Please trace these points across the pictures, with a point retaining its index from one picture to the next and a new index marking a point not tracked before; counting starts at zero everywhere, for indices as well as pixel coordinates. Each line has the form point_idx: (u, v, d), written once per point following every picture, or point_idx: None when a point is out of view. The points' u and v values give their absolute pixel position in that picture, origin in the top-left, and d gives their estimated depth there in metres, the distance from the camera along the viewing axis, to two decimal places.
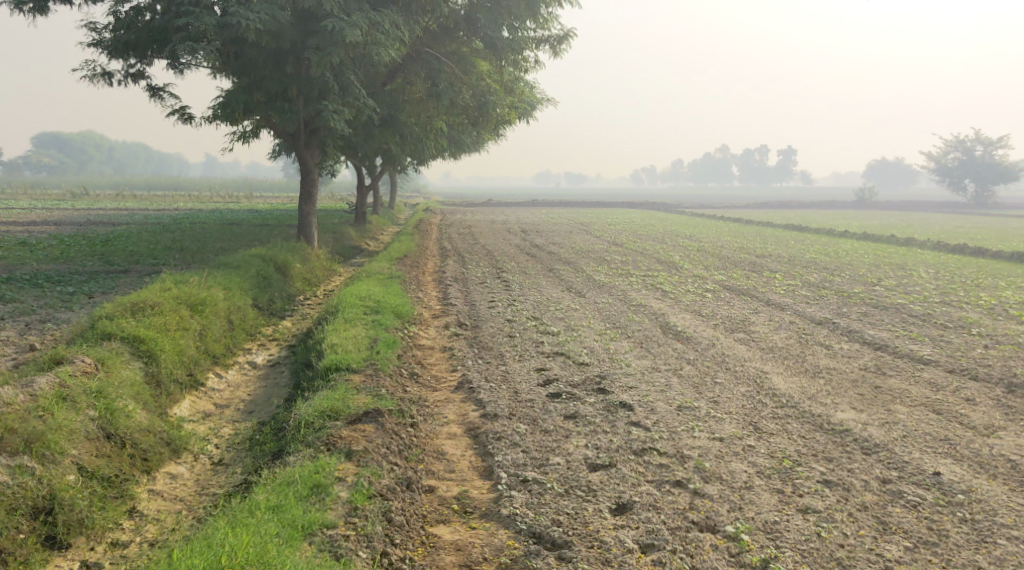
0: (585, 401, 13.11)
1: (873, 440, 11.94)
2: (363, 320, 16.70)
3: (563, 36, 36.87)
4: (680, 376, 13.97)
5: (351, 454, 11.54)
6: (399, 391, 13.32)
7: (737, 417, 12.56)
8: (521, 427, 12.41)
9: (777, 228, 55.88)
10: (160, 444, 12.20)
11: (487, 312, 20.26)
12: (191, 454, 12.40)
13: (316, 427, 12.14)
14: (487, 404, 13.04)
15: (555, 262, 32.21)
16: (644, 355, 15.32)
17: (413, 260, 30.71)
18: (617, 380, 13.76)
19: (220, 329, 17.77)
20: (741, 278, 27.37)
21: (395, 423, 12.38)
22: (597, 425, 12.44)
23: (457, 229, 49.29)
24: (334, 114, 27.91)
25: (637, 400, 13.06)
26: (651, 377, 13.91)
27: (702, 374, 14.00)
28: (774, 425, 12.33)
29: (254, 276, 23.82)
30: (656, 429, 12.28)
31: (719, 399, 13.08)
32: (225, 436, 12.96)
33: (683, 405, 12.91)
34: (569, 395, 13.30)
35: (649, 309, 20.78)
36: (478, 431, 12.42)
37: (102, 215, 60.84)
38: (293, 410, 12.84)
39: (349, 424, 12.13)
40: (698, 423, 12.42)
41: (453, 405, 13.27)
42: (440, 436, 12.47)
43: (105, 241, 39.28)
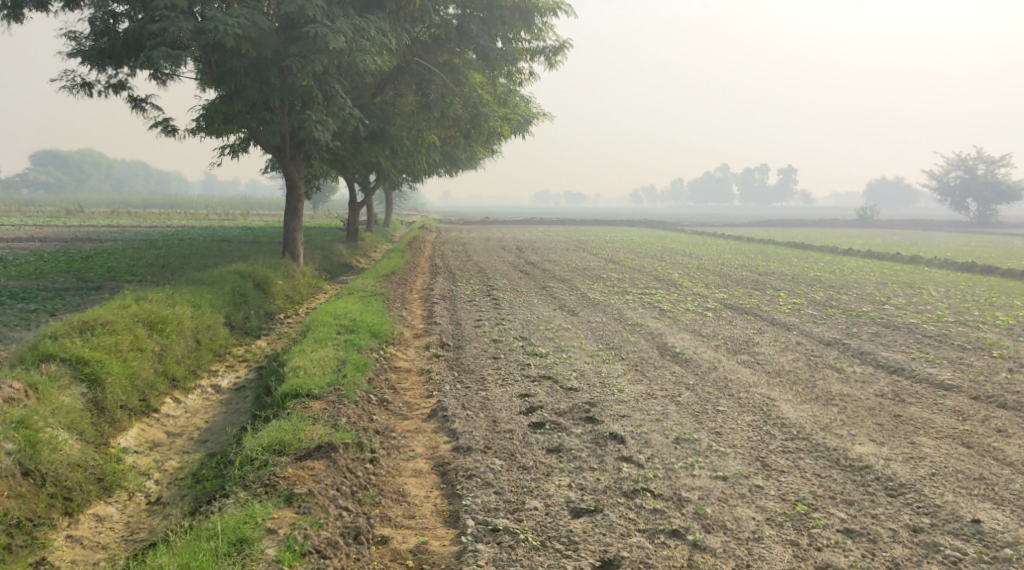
0: (571, 432, 11.81)
1: (898, 479, 10.64)
2: (334, 341, 15.41)
3: (559, 46, 35.87)
4: (679, 404, 12.64)
5: (292, 499, 10.36)
6: (362, 421, 12.05)
7: (742, 451, 11.26)
8: (496, 463, 11.09)
9: (778, 246, 54.71)
10: (90, 482, 10.96)
11: (473, 332, 18.98)
12: (125, 492, 11.18)
13: (257, 464, 11.03)
14: (460, 436, 11.75)
15: (549, 280, 30.98)
16: (639, 379, 14.04)
17: (402, 277, 29.46)
18: (608, 408, 12.43)
19: (184, 350, 16.50)
20: (743, 297, 26.16)
21: (351, 459, 11.14)
22: (583, 460, 11.13)
23: (450, 246, 48.06)
24: (317, 126, 26.72)
25: (629, 431, 11.75)
26: (646, 404, 12.58)
27: (702, 400, 12.72)
28: (784, 461, 11.02)
29: (229, 293, 22.57)
30: (650, 466, 10.97)
31: (722, 429, 11.77)
32: (168, 469, 11.77)
33: (681, 437, 11.60)
34: (553, 425, 12.01)
35: (646, 328, 19.51)
36: (447, 468, 11.13)
37: (92, 231, 59.71)
38: (243, 442, 11.59)
39: (296, 461, 11.02)
40: (698, 458, 11.12)
41: (422, 436, 11.99)
42: (404, 473, 11.18)
43: (85, 257, 38.11)
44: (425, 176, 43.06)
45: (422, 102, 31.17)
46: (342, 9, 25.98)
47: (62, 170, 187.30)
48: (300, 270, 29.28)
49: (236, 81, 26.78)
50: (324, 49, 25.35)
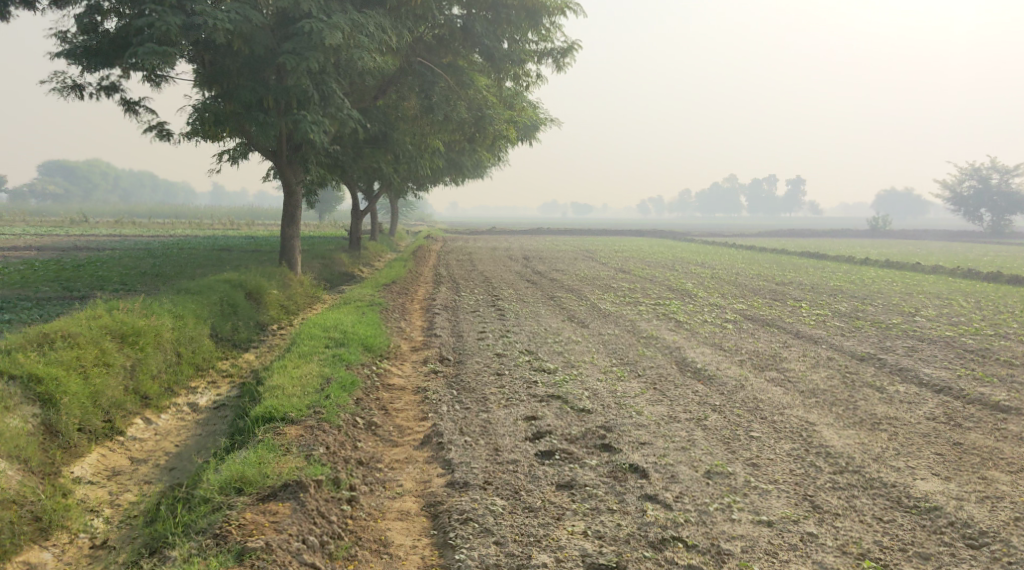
0: (585, 463, 10.38)
1: (977, 526, 9.33)
2: (321, 356, 13.99)
3: (568, 47, 34.58)
4: (706, 428, 11.20)
5: (243, 557, 8.94)
6: (341, 451, 10.70)
7: (787, 489, 9.86)
8: (497, 504, 9.70)
9: (792, 256, 53.21)
10: (25, 524, 9.60)
11: (474, 345, 17.54)
12: (66, 533, 9.84)
13: (215, 507, 9.67)
14: (457, 469, 10.35)
15: (557, 290, 29.57)
16: (659, 399, 12.58)
17: (403, 287, 28.06)
18: (626, 434, 10.98)
19: (160, 365, 15.12)
20: (763, 308, 24.71)
21: (325, 500, 9.80)
22: (601, 500, 9.72)
23: (455, 255, 46.67)
24: (314, 126, 25.35)
25: (652, 462, 10.33)
26: (669, 429, 11.13)
27: (732, 425, 11.27)
28: (838, 502, 9.64)
29: (217, 302, 21.20)
30: (680, 508, 9.57)
31: (761, 460, 10.35)
32: (120, 506, 10.42)
33: (712, 471, 10.19)
34: (565, 454, 10.59)
35: (662, 342, 18.06)
36: (438, 510, 9.78)
37: (93, 241, 58.57)
38: (208, 475, 10.19)
39: (258, 504, 9.64)
40: (736, 496, 9.73)
41: (413, 469, 10.61)
42: (388, 516, 9.84)
43: (77, 265, 36.89)
44: (428, 183, 41.69)
45: (425, 105, 29.85)
46: (340, 4, 24.71)
47: (69, 180, 186.65)
48: (297, 279, 27.90)
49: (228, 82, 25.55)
50: (321, 46, 24.06)
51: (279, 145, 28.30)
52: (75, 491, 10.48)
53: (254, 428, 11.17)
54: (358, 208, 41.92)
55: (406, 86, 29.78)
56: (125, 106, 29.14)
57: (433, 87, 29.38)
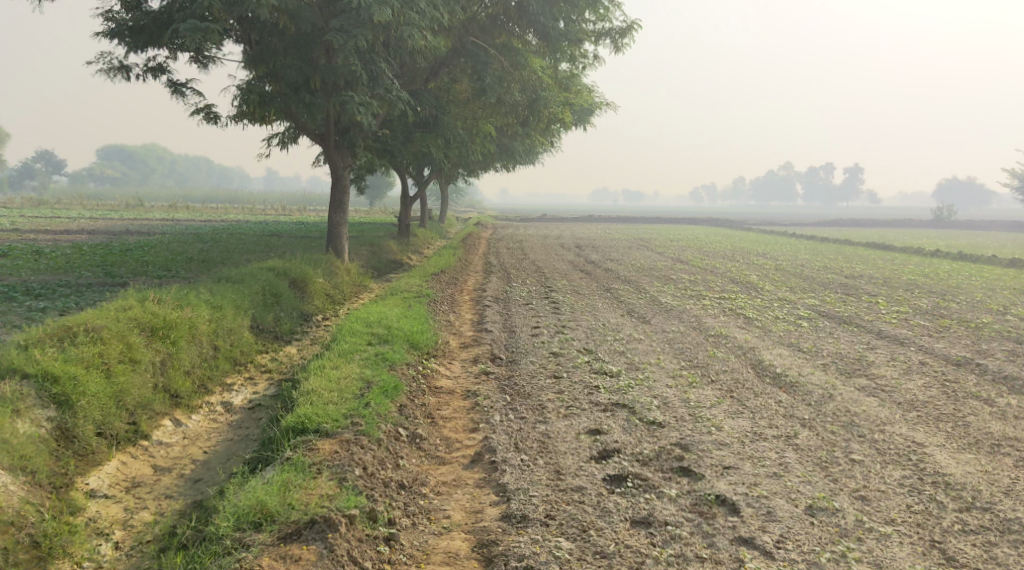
0: (664, 494, 9.32)
1: None
2: (362, 355, 12.89)
3: (626, 27, 32.98)
4: (797, 449, 10.02)
5: None
6: (381, 471, 9.78)
7: (911, 531, 8.81)
8: (562, 548, 8.67)
9: (857, 247, 50.77)
10: (21, 551, 8.95)
11: (529, 342, 16.31)
12: (69, 561, 9.19)
13: (224, 552, 8.76)
14: (513, 499, 9.35)
15: (613, 281, 28.19)
16: (738, 410, 11.20)
17: (452, 275, 26.90)
18: (705, 456, 9.87)
19: (193, 360, 14.19)
20: (837, 304, 22.96)
21: (363, 537, 8.93)
22: (687, 546, 8.69)
23: (505, 243, 45.37)
24: (361, 107, 24.20)
25: (743, 495, 9.26)
26: (757, 450, 10.01)
27: (826, 446, 10.05)
28: (973, 553, 8.56)
29: (259, 292, 20.24)
30: (784, 558, 8.52)
31: (870, 495, 9.27)
32: (132, 529, 9.69)
33: (814, 505, 9.14)
34: (638, 481, 9.54)
35: (733, 342, 16.59)
36: (493, 552, 8.77)
37: (146, 226, 58.63)
38: (231, 496, 9.36)
39: (282, 547, 8.77)
40: (849, 544, 8.65)
41: (463, 496, 9.61)
42: (436, 555, 8.87)
43: (125, 249, 36.56)
44: (479, 169, 40.43)
45: (478, 87, 28.61)
46: None
47: (127, 165, 189.53)
48: (344, 267, 26.96)
49: (274, 63, 24.69)
50: (370, 23, 22.98)
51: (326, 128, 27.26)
52: (85, 510, 9.79)
53: (284, 441, 10.31)
54: (407, 194, 40.84)
55: (458, 67, 28.59)
56: (171, 88, 28.47)
57: (486, 69, 28.06)
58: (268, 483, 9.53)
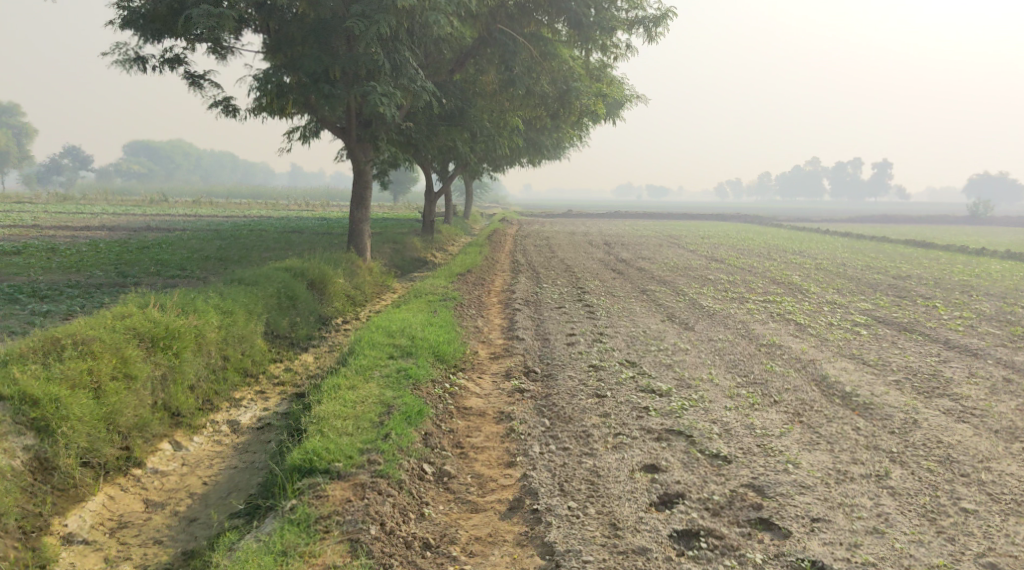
0: (747, 558, 8.24)
1: None
2: (383, 372, 11.65)
3: (661, 15, 31.46)
4: (895, 495, 8.90)
5: None
6: (399, 526, 8.88)
7: None
8: None
9: (898, 245, 48.64)
10: None
11: (565, 353, 14.93)
12: None
13: None
14: (563, 565, 8.27)
15: (648, 282, 26.73)
16: (814, 443, 9.77)
17: (479, 275, 25.59)
18: (788, 506, 8.78)
19: (198, 373, 13.04)
20: (893, 308, 21.28)
21: None
22: None
23: (531, 240, 43.95)
24: (383, 98, 22.80)
25: (845, 562, 8.12)
26: (850, 494, 8.91)
27: (930, 491, 8.93)
28: None
29: (274, 295, 19.04)
30: None
31: (1000, 560, 8.12)
32: None
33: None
34: (713, 541, 8.46)
35: (789, 353, 15.09)
36: None
37: (170, 221, 57.85)
38: (219, 561, 8.54)
39: None
40: None
41: (501, 558, 8.51)
42: None
43: (142, 247, 35.68)
44: (505, 163, 38.99)
45: (505, 78, 27.23)
46: None
47: (153, 160, 190.04)
48: (365, 266, 25.71)
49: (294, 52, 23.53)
50: (392, 8, 21.78)
51: (348, 120, 25.92)
52: (58, 561, 9.09)
53: (289, 482, 9.43)
54: (431, 189, 39.51)
55: (485, 58, 27.22)
56: (188, 81, 27.44)
57: (514, 58, 26.65)
58: (263, 543, 8.63)
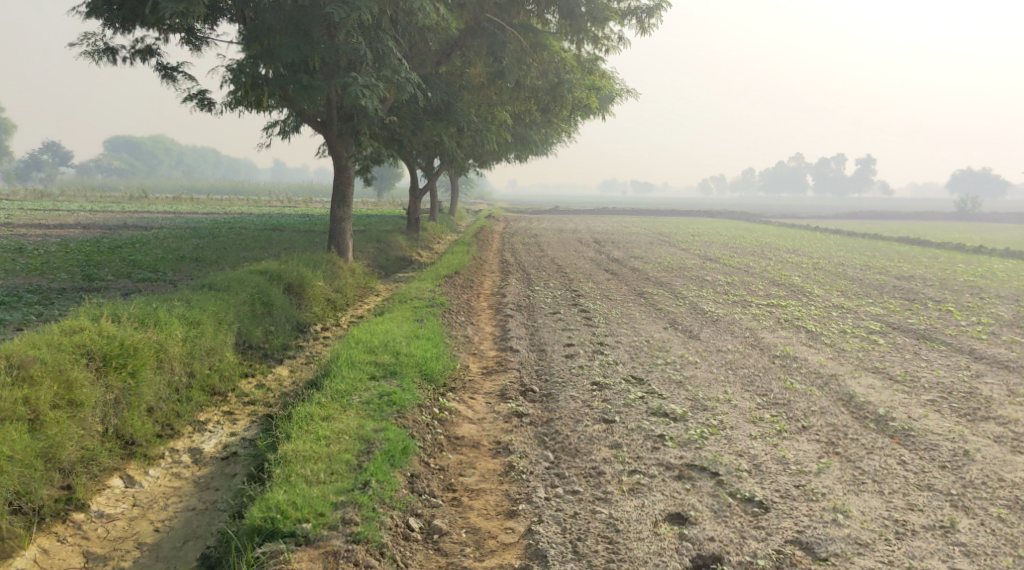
0: None
1: None
2: (363, 399, 10.52)
3: (654, 6, 30.25)
4: (969, 555, 8.14)
5: None
6: None
7: None
8: None
9: (893, 243, 47.41)
10: None
11: (563, 366, 13.69)
12: None
13: None
14: None
15: (643, 283, 25.54)
16: (863, 485, 9.02)
17: (467, 277, 24.37)
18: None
19: (159, 392, 11.80)
20: (905, 313, 20.14)
21: None
22: None
23: (519, 239, 42.57)
24: (365, 90, 21.41)
25: None
26: (920, 555, 8.14)
27: (1009, 549, 8.18)
28: None
29: (247, 302, 17.70)
30: None
31: None
32: None
33: None
34: None
35: (807, 366, 13.92)
36: None
37: (145, 218, 55.96)
38: None
39: None
40: None
41: None
42: None
43: (116, 247, 34.27)
44: (492, 159, 37.65)
45: (494, 71, 25.90)
46: None
47: (132, 155, 187.08)
48: (347, 267, 24.38)
49: (270, 43, 22.13)
50: None
51: (329, 114, 24.53)
52: None
53: (248, 545, 8.46)
54: (416, 186, 38.08)
55: (472, 50, 25.85)
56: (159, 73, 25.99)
57: (503, 50, 24.98)
58: None
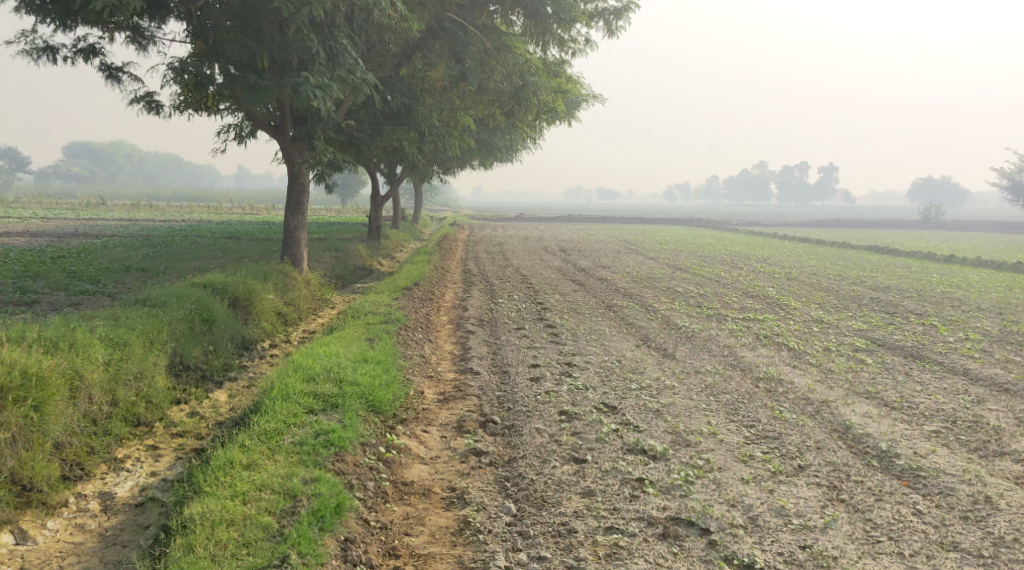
0: None
1: None
2: (295, 440, 9.57)
3: (623, 8, 29.04)
4: None
5: None
6: None
7: None
8: None
9: (864, 252, 46.65)
10: None
11: (529, 392, 12.37)
12: None
13: None
14: None
15: (613, 296, 24.32)
16: (879, 546, 8.33)
17: (429, 289, 23.02)
18: None
19: (72, 424, 10.40)
20: (889, 329, 19.09)
21: None
22: None
23: (483, 247, 41.11)
24: (317, 90, 19.92)
25: None
26: None
27: None
28: None
29: (184, 319, 16.14)
30: None
31: None
32: None
33: None
34: None
35: (795, 391, 12.74)
36: None
37: (95, 226, 53.49)
38: None
39: None
40: None
41: None
42: None
43: (58, 255, 32.37)
44: (455, 165, 36.25)
45: (456, 73, 24.56)
46: None
47: (90, 161, 182.60)
48: (301, 278, 22.91)
49: (217, 41, 20.60)
50: None
51: (281, 117, 23.07)
52: None
53: None
54: (376, 192, 36.51)
55: (433, 51, 24.47)
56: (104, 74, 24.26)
57: (466, 51, 23.64)
58: None
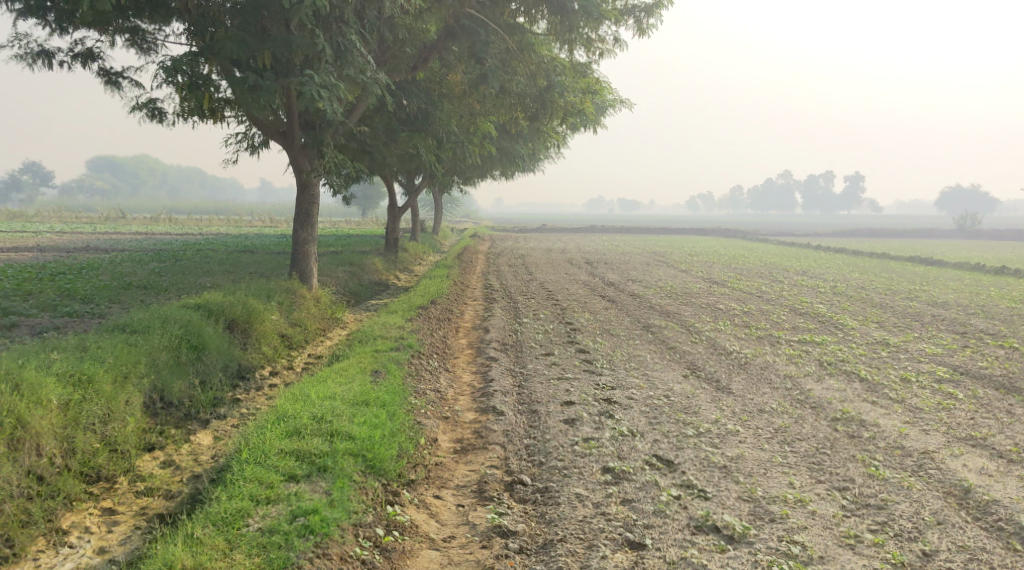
0: None
1: None
2: (262, 528, 8.18)
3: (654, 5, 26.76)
4: None
5: None
6: None
7: None
8: None
9: (908, 263, 43.95)
10: None
11: (564, 438, 10.26)
12: None
13: None
14: None
15: (650, 314, 22.17)
16: None
17: (449, 308, 21.07)
18: None
19: (6, 489, 9.29)
20: (969, 354, 16.81)
21: None
22: None
23: (505, 260, 38.95)
24: (323, 92, 17.79)
25: None
26: None
27: None
28: None
29: (170, 347, 14.17)
30: None
31: None
32: None
33: None
34: None
35: (886, 436, 10.60)
36: None
37: (109, 241, 51.69)
38: None
39: None
40: None
41: None
42: None
43: (60, 271, 30.68)
44: (476, 173, 34.20)
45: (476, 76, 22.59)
46: None
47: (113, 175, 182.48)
48: (310, 295, 20.95)
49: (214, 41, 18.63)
50: None
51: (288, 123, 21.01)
52: None
53: None
54: (392, 203, 34.51)
55: (452, 53, 22.44)
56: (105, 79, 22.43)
57: (487, 51, 21.50)
58: None
